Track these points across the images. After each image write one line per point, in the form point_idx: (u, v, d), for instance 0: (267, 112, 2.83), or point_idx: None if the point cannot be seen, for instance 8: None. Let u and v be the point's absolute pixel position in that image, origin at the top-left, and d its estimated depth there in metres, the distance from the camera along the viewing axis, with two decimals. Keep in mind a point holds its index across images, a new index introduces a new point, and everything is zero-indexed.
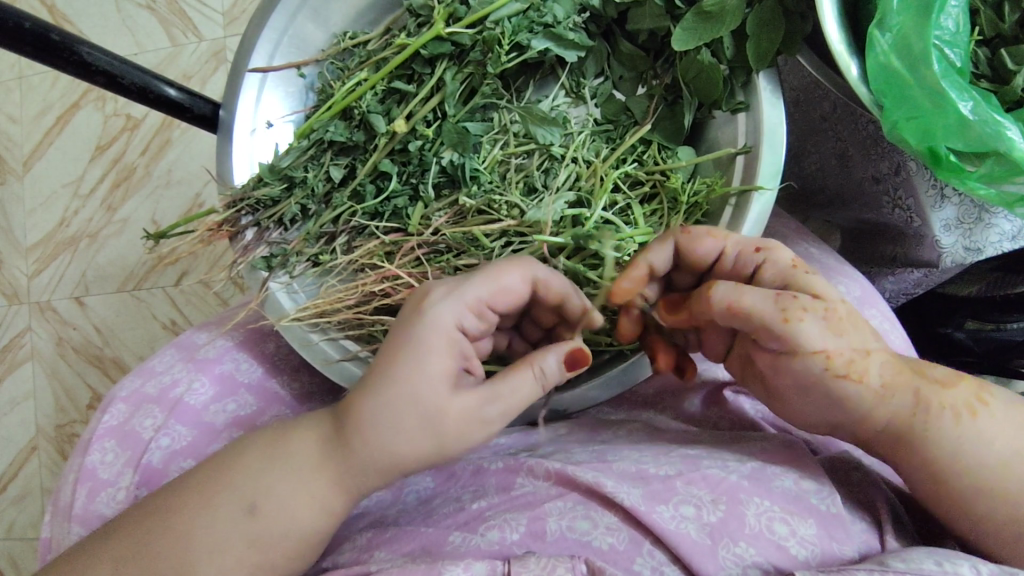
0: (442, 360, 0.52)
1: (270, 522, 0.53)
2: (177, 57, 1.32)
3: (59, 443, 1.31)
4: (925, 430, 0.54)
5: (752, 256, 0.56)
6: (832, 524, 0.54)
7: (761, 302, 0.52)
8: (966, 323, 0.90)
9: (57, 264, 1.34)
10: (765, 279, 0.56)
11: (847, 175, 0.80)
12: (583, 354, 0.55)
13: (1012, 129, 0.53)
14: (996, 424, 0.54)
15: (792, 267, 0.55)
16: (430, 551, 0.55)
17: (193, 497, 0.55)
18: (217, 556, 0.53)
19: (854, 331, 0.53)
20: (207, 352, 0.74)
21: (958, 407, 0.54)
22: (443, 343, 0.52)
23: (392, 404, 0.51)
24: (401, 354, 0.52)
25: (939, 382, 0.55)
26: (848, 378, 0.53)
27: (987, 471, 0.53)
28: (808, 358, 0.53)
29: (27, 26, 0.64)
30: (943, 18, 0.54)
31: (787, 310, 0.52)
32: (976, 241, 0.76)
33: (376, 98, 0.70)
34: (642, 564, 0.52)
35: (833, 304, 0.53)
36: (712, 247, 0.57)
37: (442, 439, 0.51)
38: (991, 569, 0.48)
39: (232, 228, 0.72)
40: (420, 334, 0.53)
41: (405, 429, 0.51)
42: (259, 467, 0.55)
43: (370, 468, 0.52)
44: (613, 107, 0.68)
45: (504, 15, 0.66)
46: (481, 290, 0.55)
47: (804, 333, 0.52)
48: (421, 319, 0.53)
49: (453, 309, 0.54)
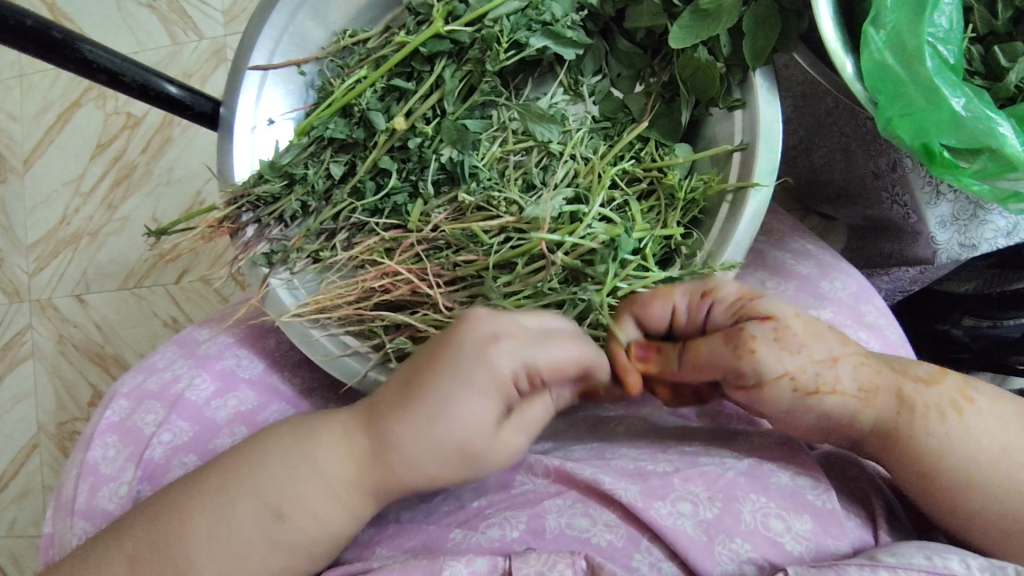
0: (490, 405, 0.51)
1: (297, 524, 0.54)
2: (177, 55, 1.32)
3: (61, 440, 1.31)
4: (910, 429, 0.55)
5: (701, 303, 0.57)
6: (827, 520, 0.54)
7: (715, 348, 0.54)
8: (963, 321, 0.92)
9: (58, 262, 1.35)
10: (720, 320, 0.56)
11: (851, 169, 0.80)
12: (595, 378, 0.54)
13: (1004, 125, 0.54)
14: (983, 420, 0.55)
15: (741, 300, 0.56)
16: (431, 548, 0.57)
17: (210, 502, 0.55)
18: (242, 558, 0.54)
19: (814, 345, 0.54)
20: (208, 349, 0.75)
21: (942, 406, 0.55)
22: (493, 390, 0.51)
23: (436, 448, 0.51)
24: (455, 398, 0.50)
25: (922, 380, 0.56)
26: (820, 393, 0.53)
27: (979, 470, 0.54)
28: (776, 386, 0.53)
29: (28, 23, 0.64)
30: (937, 16, 0.55)
31: (740, 345, 0.53)
32: (971, 238, 0.76)
33: (375, 96, 0.71)
34: (640, 560, 0.53)
35: (784, 322, 0.54)
36: (662, 308, 0.58)
37: (471, 467, 0.52)
38: (981, 563, 0.49)
39: (233, 225, 0.73)
40: (474, 378, 0.50)
41: (439, 458, 0.51)
42: (282, 478, 0.54)
43: (399, 483, 0.53)
44: (611, 104, 0.69)
45: (503, 12, 0.66)
46: (544, 358, 0.52)
47: (762, 360, 0.52)
48: (478, 366, 0.50)
49: (513, 362, 0.51)
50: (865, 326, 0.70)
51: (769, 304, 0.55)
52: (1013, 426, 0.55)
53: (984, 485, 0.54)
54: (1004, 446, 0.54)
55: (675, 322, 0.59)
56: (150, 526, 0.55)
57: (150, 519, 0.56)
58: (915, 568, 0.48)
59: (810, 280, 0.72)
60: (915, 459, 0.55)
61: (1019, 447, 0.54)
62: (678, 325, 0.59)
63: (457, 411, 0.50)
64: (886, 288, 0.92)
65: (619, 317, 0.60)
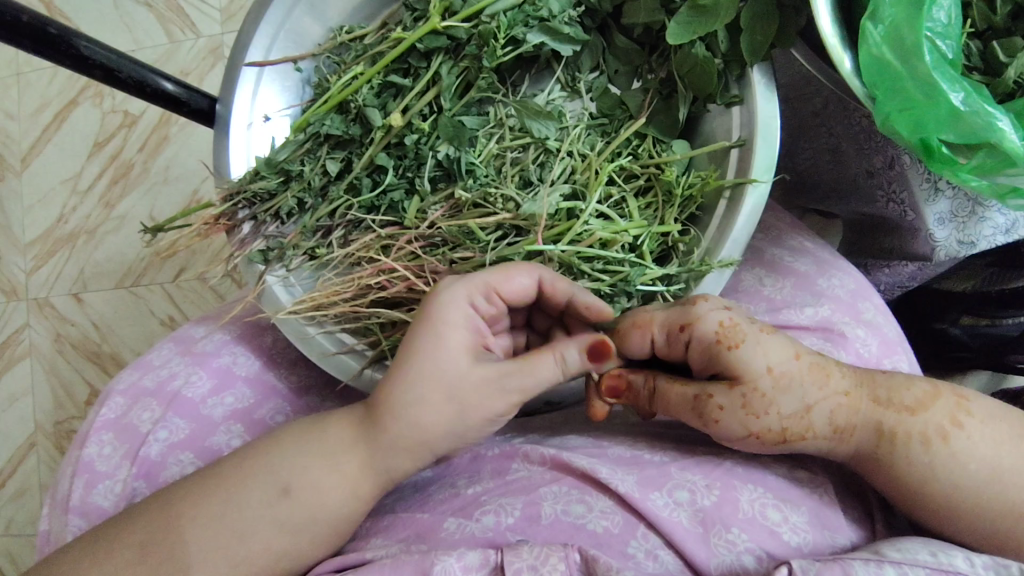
0: (461, 336, 0.55)
1: (297, 506, 0.55)
2: (175, 53, 1.32)
3: (58, 439, 1.31)
4: (890, 458, 0.54)
5: (679, 336, 0.56)
6: (824, 514, 0.55)
7: (682, 399, 0.56)
8: (962, 319, 0.91)
9: (56, 260, 1.34)
10: (696, 355, 0.56)
11: (841, 170, 0.80)
12: (605, 345, 0.56)
13: (1003, 120, 0.53)
14: (974, 446, 0.53)
15: (717, 343, 0.54)
16: (424, 537, 0.55)
17: (218, 483, 0.56)
18: (241, 540, 0.55)
19: (784, 400, 0.54)
20: (205, 346, 0.75)
21: (927, 435, 0.53)
22: (460, 322, 0.55)
23: (423, 393, 0.54)
24: (427, 342, 0.54)
25: (908, 408, 0.54)
26: (789, 442, 0.55)
27: (965, 496, 0.53)
28: (744, 441, 0.55)
29: (24, 19, 0.64)
30: (936, 10, 0.54)
31: (704, 409, 0.55)
32: (969, 235, 0.76)
33: (372, 92, 0.70)
34: (636, 547, 0.52)
35: (755, 382, 0.53)
36: (641, 340, 0.58)
37: (462, 408, 0.54)
38: (985, 560, 0.48)
39: (229, 222, 0.72)
40: (436, 322, 0.55)
41: (429, 402, 0.54)
42: (294, 450, 0.57)
43: (396, 444, 0.55)
44: (609, 100, 0.68)
45: (500, 8, 0.66)
46: (489, 275, 0.56)
47: (726, 425, 0.55)
48: (437, 302, 0.55)
49: (464, 288, 0.55)
50: (864, 323, 0.69)
51: (745, 354, 0.54)
52: (1006, 447, 0.53)
53: (973, 496, 0.53)
54: (994, 467, 0.53)
55: (655, 349, 0.59)
56: (157, 516, 0.56)
57: (156, 509, 0.56)
58: (921, 565, 0.48)
59: (808, 277, 0.72)
60: (905, 474, 0.54)
61: (1010, 466, 0.53)
62: (659, 351, 0.59)
63: (434, 351, 0.54)
64: (886, 280, 0.91)
65: None
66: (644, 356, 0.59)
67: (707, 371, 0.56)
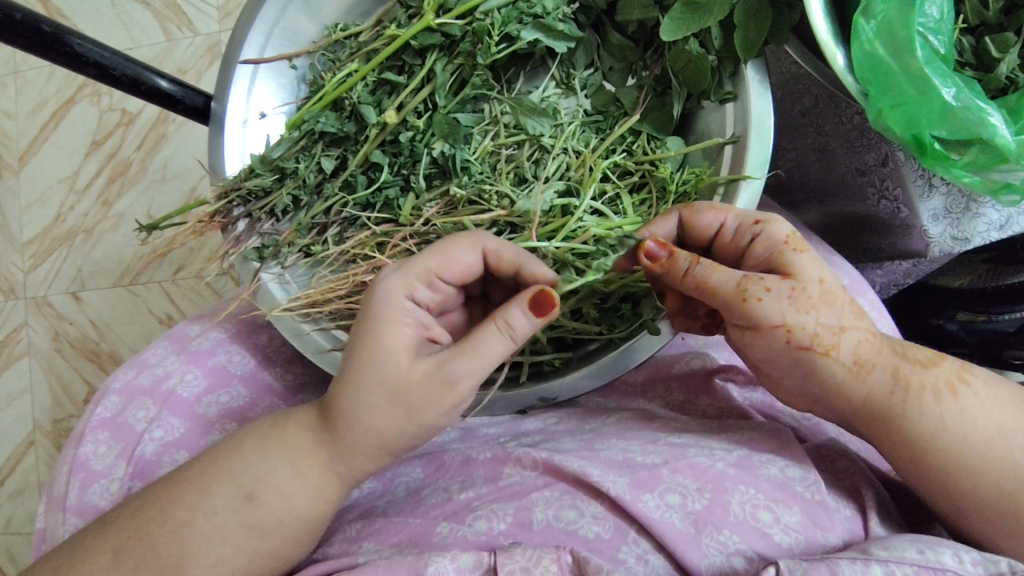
0: (402, 328, 0.54)
1: (267, 508, 0.55)
2: (171, 51, 1.32)
3: (56, 437, 1.31)
4: (903, 408, 0.55)
5: (750, 229, 0.56)
6: (815, 511, 0.54)
7: (727, 280, 0.53)
8: (958, 315, 0.85)
9: (54, 258, 1.34)
10: (756, 253, 0.56)
11: (829, 170, 0.82)
12: (547, 296, 0.52)
13: (995, 116, 0.54)
14: (979, 403, 0.55)
15: (784, 245, 0.55)
16: (417, 541, 0.56)
17: (193, 485, 0.57)
18: (217, 543, 0.55)
19: (825, 309, 0.54)
20: (200, 344, 0.75)
21: (938, 388, 0.55)
22: (400, 314, 0.54)
23: (369, 398, 0.53)
24: (364, 340, 0.54)
25: (921, 363, 0.56)
26: (813, 352, 0.54)
27: (970, 454, 0.54)
28: (768, 333, 0.54)
29: (18, 17, 0.64)
30: (927, 7, 0.55)
31: (747, 290, 0.53)
32: (962, 231, 0.80)
33: (366, 90, 0.70)
34: (627, 552, 0.53)
35: (805, 283, 0.53)
36: (711, 219, 0.57)
37: (410, 406, 0.53)
38: (974, 556, 0.48)
39: (223, 220, 0.72)
40: (371, 319, 0.54)
41: (378, 405, 0.53)
42: (257, 456, 0.57)
43: (358, 448, 0.55)
44: (603, 97, 0.69)
45: (494, 5, 0.65)
46: (427, 262, 0.56)
47: (764, 310, 0.53)
48: (374, 293, 0.55)
49: (403, 279, 0.55)
50: None
51: (806, 260, 0.54)
52: (1009, 408, 0.55)
53: (974, 464, 0.53)
54: (1000, 427, 0.54)
55: (716, 237, 0.58)
56: (135, 518, 0.56)
57: (138, 512, 0.56)
58: (908, 562, 0.47)
59: None
60: (915, 431, 0.54)
61: (1014, 429, 0.54)
62: (720, 241, 0.58)
63: (374, 348, 0.53)
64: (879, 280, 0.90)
65: (667, 212, 0.60)
66: (705, 240, 0.59)
67: (758, 270, 0.56)
